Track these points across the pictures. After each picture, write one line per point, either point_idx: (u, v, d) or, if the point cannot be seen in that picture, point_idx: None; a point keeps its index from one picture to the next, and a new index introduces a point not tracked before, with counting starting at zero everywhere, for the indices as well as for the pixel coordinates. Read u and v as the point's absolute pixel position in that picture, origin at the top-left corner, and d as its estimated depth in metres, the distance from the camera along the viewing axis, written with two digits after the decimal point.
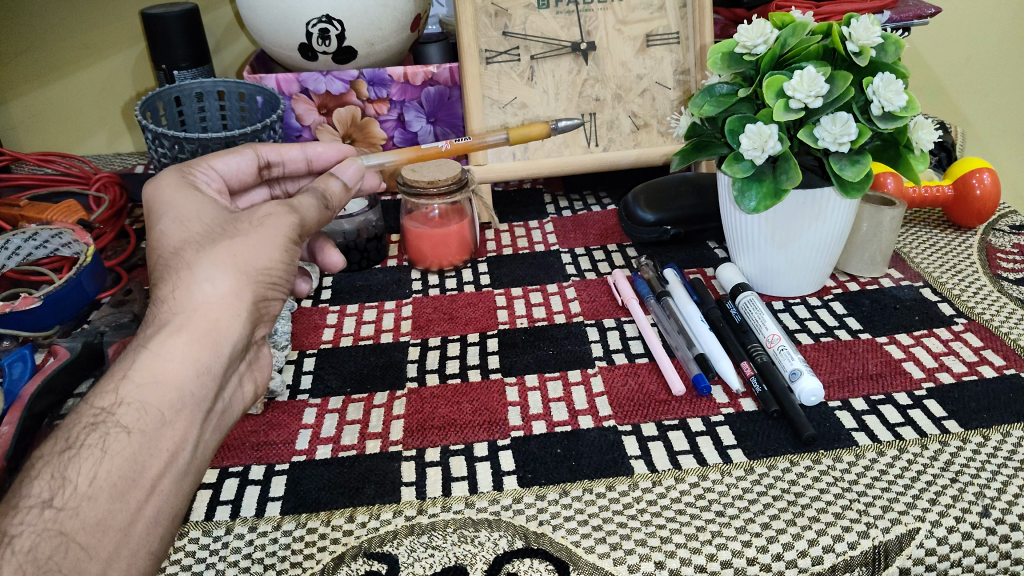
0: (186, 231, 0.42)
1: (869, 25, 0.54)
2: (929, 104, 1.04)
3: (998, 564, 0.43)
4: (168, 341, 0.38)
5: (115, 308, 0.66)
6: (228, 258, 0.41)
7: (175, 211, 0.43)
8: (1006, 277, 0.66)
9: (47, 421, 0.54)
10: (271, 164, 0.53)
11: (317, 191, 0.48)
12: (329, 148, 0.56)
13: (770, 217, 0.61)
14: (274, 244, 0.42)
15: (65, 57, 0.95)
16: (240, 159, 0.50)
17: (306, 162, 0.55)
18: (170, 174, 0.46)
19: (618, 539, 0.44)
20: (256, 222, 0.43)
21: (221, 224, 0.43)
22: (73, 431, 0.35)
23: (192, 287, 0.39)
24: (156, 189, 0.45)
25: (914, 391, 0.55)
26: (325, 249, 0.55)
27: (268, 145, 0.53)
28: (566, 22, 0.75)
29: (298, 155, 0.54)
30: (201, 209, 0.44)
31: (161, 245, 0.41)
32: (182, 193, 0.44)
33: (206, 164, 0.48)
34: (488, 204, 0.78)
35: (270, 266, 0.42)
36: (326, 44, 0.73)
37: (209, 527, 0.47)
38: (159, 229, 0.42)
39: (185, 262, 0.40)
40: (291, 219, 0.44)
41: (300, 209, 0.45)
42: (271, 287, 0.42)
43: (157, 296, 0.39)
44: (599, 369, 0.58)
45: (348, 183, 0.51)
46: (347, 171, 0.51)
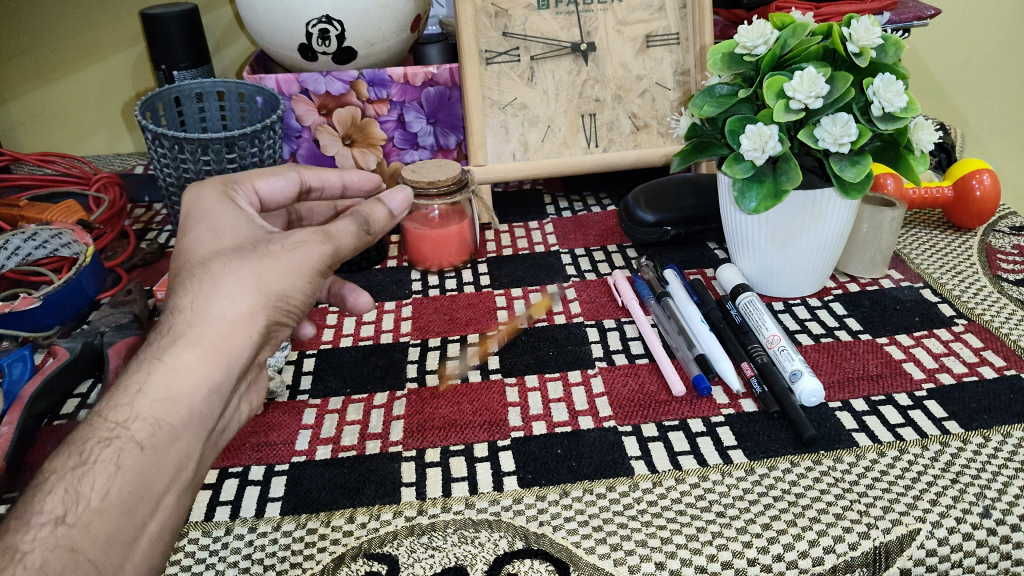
0: (218, 244, 0.42)
1: (870, 26, 0.54)
2: (929, 105, 1.04)
3: (998, 565, 0.43)
4: (182, 355, 0.38)
5: (115, 309, 0.64)
6: (251, 277, 0.40)
7: (210, 222, 0.43)
8: (1005, 278, 0.66)
9: (46, 421, 0.55)
10: (312, 188, 0.52)
11: (360, 214, 0.47)
12: (366, 177, 0.55)
13: (770, 218, 0.61)
14: (300, 272, 0.42)
15: (65, 57, 0.95)
16: (285, 180, 0.49)
17: (341, 188, 0.53)
18: (214, 186, 0.45)
19: (618, 541, 0.44)
20: (288, 245, 0.42)
21: (253, 241, 0.42)
22: (86, 445, 0.35)
23: (211, 302, 0.39)
24: (196, 198, 0.44)
25: (914, 392, 0.55)
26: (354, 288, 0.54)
27: (311, 168, 0.51)
28: (566, 23, 0.75)
29: (337, 179, 0.53)
30: (235, 221, 0.43)
31: (191, 255, 0.41)
32: (222, 205, 0.44)
33: (250, 183, 0.48)
34: (488, 205, 0.77)
35: (290, 291, 0.41)
36: (325, 45, 0.73)
37: (208, 528, 0.46)
38: (191, 236, 0.42)
39: (210, 276, 0.40)
40: (325, 246, 0.43)
41: (333, 233, 0.44)
42: (286, 313, 0.42)
43: (176, 305, 0.39)
44: (599, 370, 0.58)
45: (394, 211, 0.49)
46: (394, 198, 0.49)
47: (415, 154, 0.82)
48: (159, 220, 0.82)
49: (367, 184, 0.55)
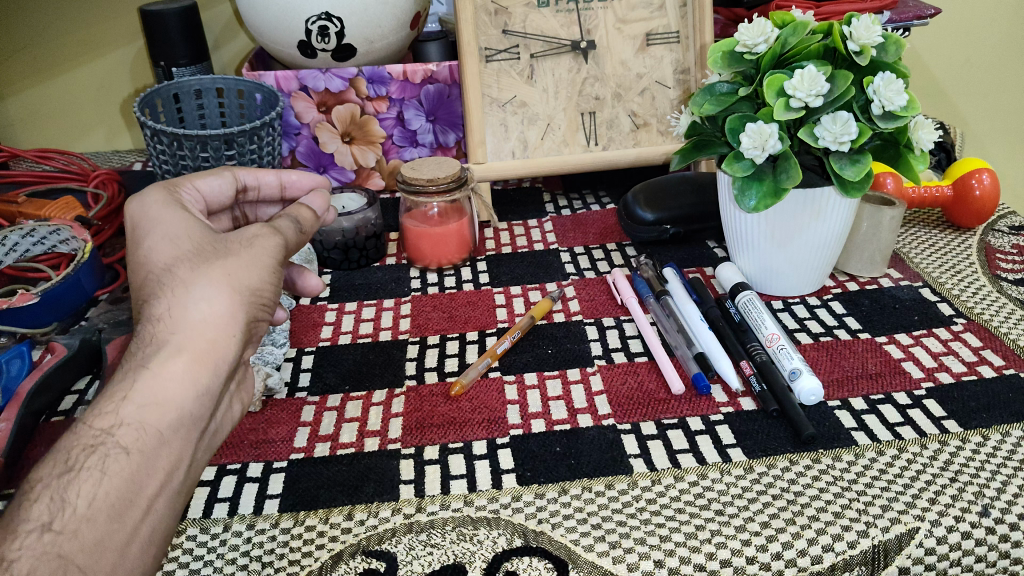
0: (178, 248, 0.41)
1: (870, 24, 0.54)
2: (929, 105, 1.04)
3: (997, 564, 0.43)
4: (169, 362, 0.38)
5: (112, 307, 0.66)
6: (224, 276, 0.41)
7: (162, 229, 0.42)
8: (1005, 277, 0.66)
9: (44, 417, 0.54)
10: (247, 189, 0.52)
11: (290, 214, 0.48)
12: (307, 177, 0.54)
13: (770, 216, 0.61)
14: (263, 265, 0.43)
15: (64, 52, 0.95)
16: (221, 181, 0.49)
17: (280, 188, 0.53)
18: (156, 190, 0.44)
19: (617, 538, 0.44)
20: (245, 241, 0.43)
21: (212, 242, 0.42)
22: (72, 453, 0.35)
23: (189, 306, 0.39)
24: (140, 205, 0.43)
25: (913, 391, 0.55)
26: (304, 275, 0.55)
27: (247, 168, 0.51)
28: (566, 21, 0.75)
29: (273, 180, 0.52)
30: (188, 225, 0.43)
31: (151, 264, 0.41)
32: (167, 209, 0.43)
33: (189, 183, 0.47)
34: (487, 203, 0.77)
35: (261, 286, 0.42)
36: (325, 42, 0.73)
37: (206, 525, 0.46)
38: (146, 246, 0.41)
39: (180, 280, 0.40)
40: (276, 237, 0.44)
41: (277, 227, 0.45)
42: (263, 307, 0.42)
43: (150, 315, 0.39)
44: (598, 368, 0.58)
45: (318, 210, 0.51)
46: (314, 199, 0.51)
47: (414, 151, 0.82)
48: None
49: (309, 186, 0.54)
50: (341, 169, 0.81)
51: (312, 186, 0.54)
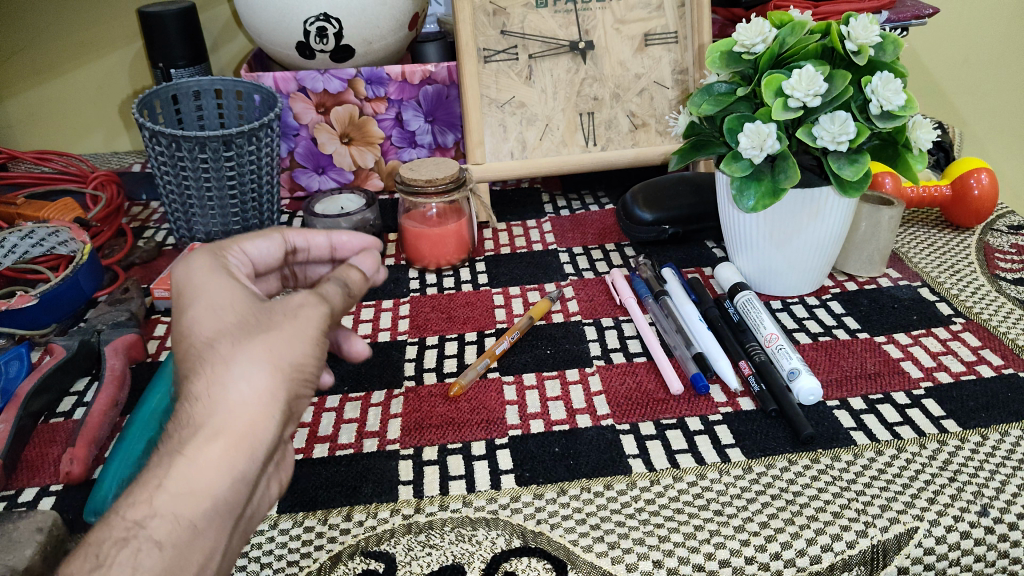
0: (220, 321, 0.37)
1: (868, 24, 0.54)
2: (927, 105, 1.04)
3: (997, 564, 0.43)
4: (204, 447, 0.34)
5: (111, 307, 0.63)
6: (265, 353, 0.36)
7: (206, 297, 0.38)
8: (1004, 277, 0.66)
9: (44, 418, 0.55)
10: (297, 251, 0.47)
11: (335, 274, 0.42)
12: (358, 237, 0.48)
13: (767, 217, 0.61)
14: (309, 339, 0.37)
15: (63, 53, 0.95)
16: (269, 243, 0.45)
17: (330, 250, 0.48)
18: (203, 254, 0.40)
19: (616, 539, 0.44)
20: (289, 312, 0.38)
21: (255, 312, 0.38)
22: (103, 547, 0.31)
23: (228, 386, 0.35)
24: (186, 270, 0.39)
25: (912, 391, 0.55)
26: (349, 342, 0.46)
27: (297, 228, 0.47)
28: (565, 21, 0.75)
29: (323, 241, 0.48)
30: (234, 293, 0.38)
31: (193, 337, 0.36)
32: (212, 274, 0.39)
33: (236, 246, 0.43)
34: (485, 203, 0.77)
35: (304, 359, 0.37)
36: (323, 43, 0.73)
37: None
38: (189, 316, 0.37)
39: (220, 356, 0.35)
40: (321, 305, 0.39)
41: (320, 292, 0.40)
42: (307, 382, 0.37)
43: (188, 393, 0.35)
44: (597, 368, 0.58)
45: (367, 272, 0.44)
46: (362, 259, 0.44)
47: (412, 152, 0.81)
48: (156, 220, 0.82)
49: (361, 246, 0.48)
50: (340, 170, 0.81)
51: (363, 246, 0.48)
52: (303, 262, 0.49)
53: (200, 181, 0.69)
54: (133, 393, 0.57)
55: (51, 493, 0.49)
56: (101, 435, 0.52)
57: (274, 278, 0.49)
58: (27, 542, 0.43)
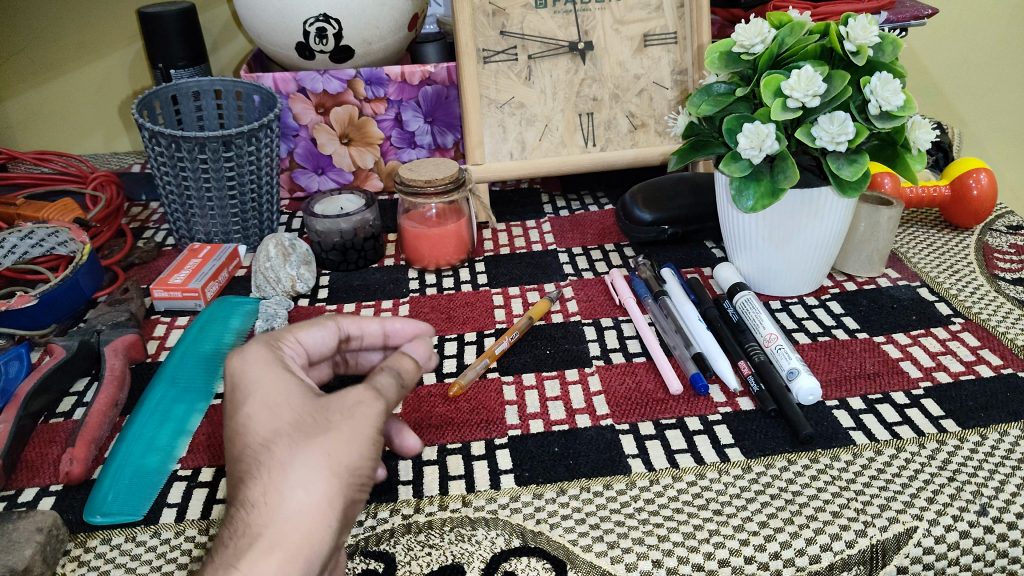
0: (277, 419, 0.36)
1: (867, 25, 0.54)
2: (926, 105, 1.04)
3: (995, 563, 0.43)
4: (261, 561, 0.33)
5: (110, 308, 0.63)
6: (321, 456, 0.35)
7: (263, 394, 0.37)
8: (1003, 277, 0.66)
9: (43, 418, 0.55)
10: (350, 339, 0.46)
11: (389, 364, 0.41)
12: (410, 324, 0.48)
13: (766, 217, 0.62)
14: (365, 440, 0.36)
15: (63, 54, 0.95)
16: (324, 331, 0.44)
17: (383, 337, 0.47)
18: (258, 346, 0.40)
19: (615, 539, 0.44)
20: (346, 410, 0.37)
21: (311, 410, 0.37)
22: None
23: (286, 494, 0.34)
24: (241, 363, 0.39)
25: (911, 391, 0.55)
26: (402, 435, 0.44)
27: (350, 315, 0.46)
28: (564, 22, 0.75)
29: (376, 328, 0.46)
30: (289, 389, 0.38)
31: (249, 436, 0.36)
32: (270, 370, 0.39)
33: (292, 335, 0.43)
34: (485, 204, 0.78)
35: (360, 463, 0.36)
36: (323, 43, 0.74)
37: (205, 526, 0.46)
38: (245, 412, 0.37)
39: (276, 459, 0.35)
40: (377, 402, 0.38)
41: (373, 385, 0.39)
42: (362, 486, 0.36)
43: (245, 499, 0.34)
44: (596, 368, 0.58)
45: (420, 359, 0.43)
46: (415, 347, 0.44)
47: (412, 153, 0.81)
48: (156, 220, 0.82)
49: (413, 333, 0.48)
50: (339, 171, 0.81)
51: (416, 333, 0.48)
52: (355, 349, 0.48)
53: (199, 181, 0.69)
54: (133, 393, 0.57)
55: (51, 493, 0.49)
56: (101, 435, 0.52)
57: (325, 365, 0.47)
58: (26, 543, 0.43)
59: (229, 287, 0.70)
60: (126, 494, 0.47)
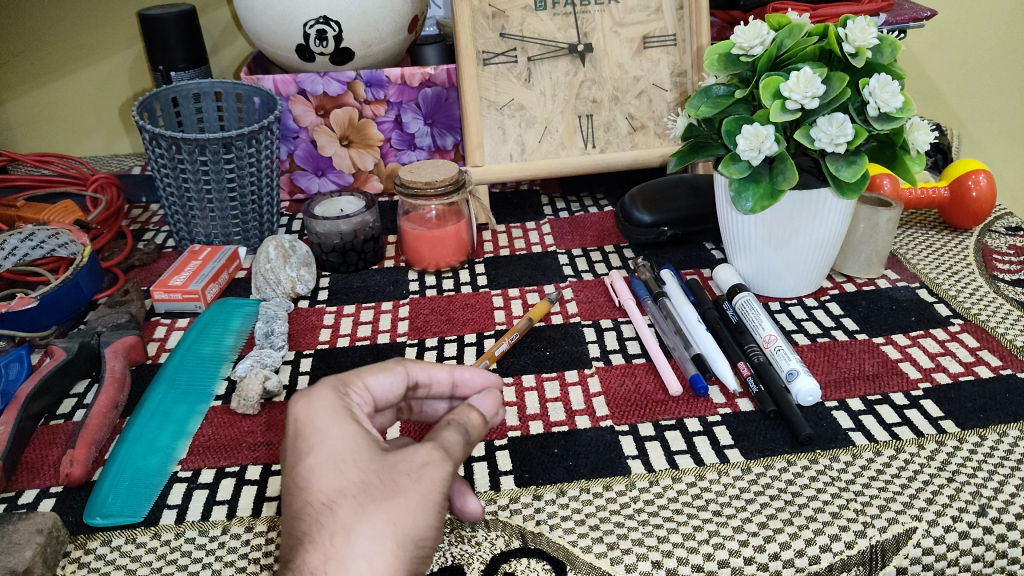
0: (341, 478, 0.35)
1: (865, 26, 0.54)
2: (925, 107, 1.04)
3: (994, 564, 0.44)
4: None
5: (111, 309, 0.63)
6: (387, 524, 0.34)
7: (328, 446, 0.36)
8: (1002, 278, 0.66)
9: (44, 420, 0.55)
10: (418, 386, 0.44)
11: (455, 418, 0.39)
12: (481, 374, 0.45)
13: (766, 219, 0.62)
14: (431, 508, 0.35)
15: (64, 57, 0.95)
16: (392, 378, 0.42)
17: (451, 386, 0.44)
18: (327, 392, 0.39)
19: (614, 539, 0.44)
20: (413, 473, 0.35)
21: (378, 469, 0.36)
22: None
23: (347, 564, 0.33)
24: (308, 409, 0.38)
25: (910, 391, 0.55)
26: (464, 498, 0.41)
27: (419, 361, 0.44)
28: (563, 24, 0.75)
29: (445, 376, 0.44)
30: (355, 443, 0.37)
31: (311, 491, 0.35)
32: (337, 420, 0.38)
33: (360, 381, 0.41)
34: (485, 206, 0.78)
35: (424, 532, 0.34)
36: (323, 45, 0.74)
37: (205, 527, 0.46)
38: (308, 465, 0.36)
39: (339, 524, 0.34)
40: (446, 465, 0.36)
41: (440, 442, 0.37)
42: (426, 557, 0.35)
43: (303, 565, 0.33)
44: (596, 369, 0.59)
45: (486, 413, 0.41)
46: (483, 398, 0.42)
47: (412, 155, 0.82)
48: (156, 222, 0.82)
49: (483, 385, 0.45)
50: (340, 173, 0.81)
51: (485, 385, 0.45)
52: (421, 398, 0.45)
53: (199, 183, 0.69)
54: (133, 395, 0.57)
55: (52, 495, 0.49)
56: (101, 436, 0.52)
57: (389, 414, 0.45)
58: (27, 544, 0.43)
59: (229, 289, 0.70)
60: (126, 496, 0.48)
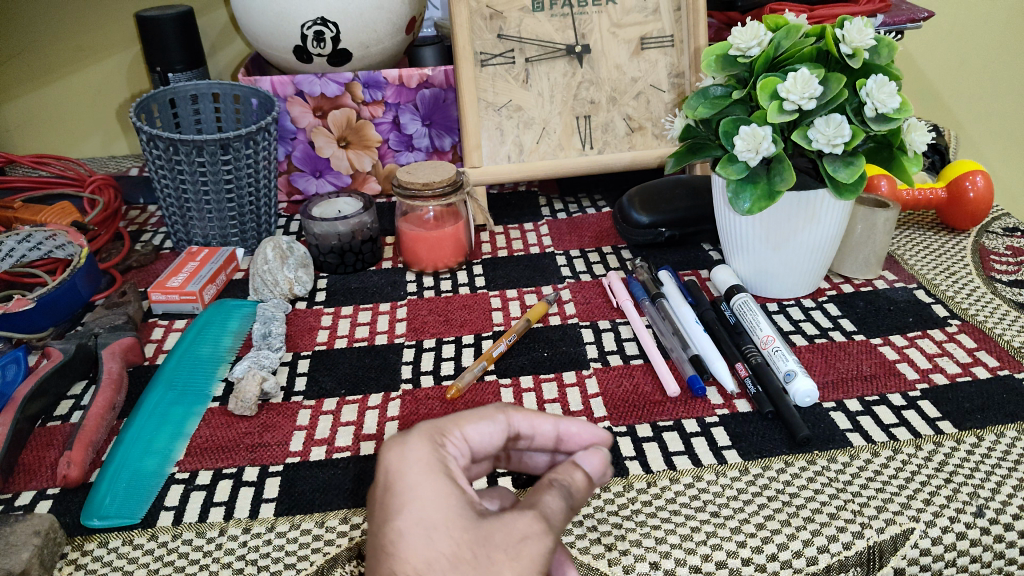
0: (432, 548, 0.30)
1: (862, 27, 0.54)
2: (923, 108, 1.04)
3: (992, 564, 0.44)
4: None
5: (108, 311, 0.63)
6: None
7: (420, 505, 0.31)
8: (999, 279, 0.66)
9: (41, 422, 0.55)
10: (519, 438, 0.38)
11: (558, 478, 0.34)
12: (588, 427, 0.39)
13: (763, 220, 0.62)
14: None
15: (61, 59, 0.95)
16: (493, 427, 0.37)
17: (555, 440, 0.39)
18: (422, 440, 0.34)
19: (613, 541, 0.44)
20: (512, 548, 0.30)
21: (472, 542, 0.30)
22: None
23: None
24: (400, 459, 0.33)
25: (908, 392, 0.55)
26: (563, 571, 0.38)
27: (522, 410, 0.38)
28: (561, 25, 0.75)
29: (550, 429, 0.38)
30: (450, 507, 0.31)
31: (397, 561, 0.30)
32: (431, 475, 0.32)
33: (457, 431, 0.35)
34: (482, 206, 0.78)
35: None
36: (321, 47, 0.74)
37: (202, 529, 0.46)
38: (396, 526, 0.31)
39: None
40: (548, 539, 0.31)
41: (541, 508, 0.32)
42: None
43: None
44: (594, 370, 0.59)
45: (592, 474, 0.36)
46: (590, 456, 0.36)
47: (410, 155, 0.81)
48: (154, 223, 0.82)
49: (591, 441, 0.39)
50: (337, 174, 0.81)
51: (593, 442, 0.39)
52: (521, 450, 0.39)
53: (197, 184, 0.69)
54: (131, 396, 0.57)
55: (48, 496, 0.49)
56: (99, 438, 0.52)
57: (485, 465, 0.39)
58: (24, 545, 0.43)
59: (227, 290, 0.70)
60: (124, 497, 0.48)
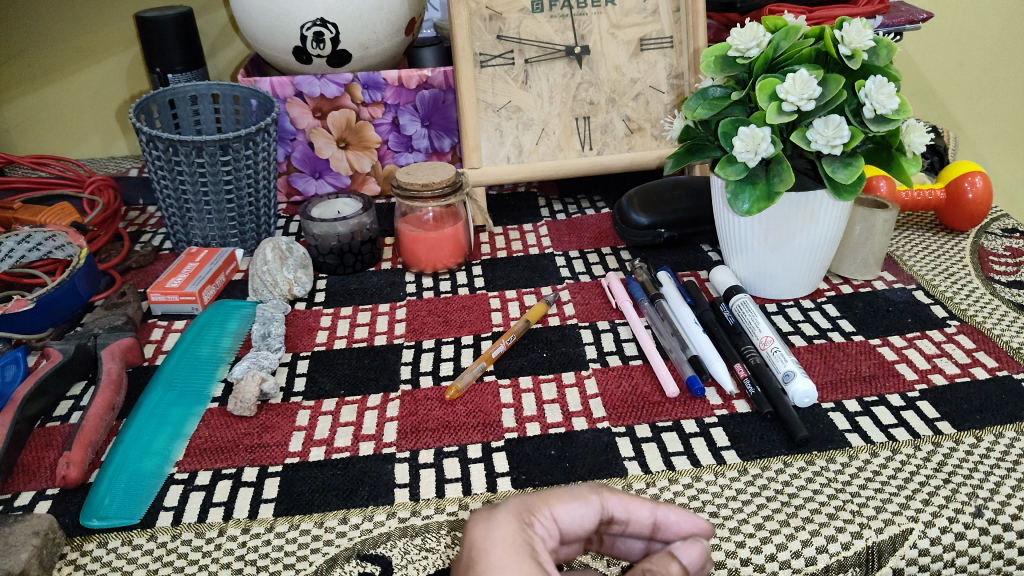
0: None
1: (862, 28, 0.54)
2: (921, 109, 1.04)
3: (992, 564, 0.43)
4: None
5: (108, 311, 0.63)
6: None
7: None
8: (997, 280, 0.66)
9: (40, 422, 0.55)
10: (612, 522, 0.37)
11: (652, 568, 0.33)
12: (690, 519, 0.38)
13: (762, 220, 0.62)
14: None
15: (61, 59, 0.95)
16: (585, 509, 0.36)
17: (652, 527, 0.38)
18: (510, 519, 0.34)
19: None
20: None
21: None
22: None
23: None
24: (486, 537, 0.33)
25: (906, 393, 0.55)
26: None
27: (619, 493, 0.38)
28: (561, 26, 0.76)
29: (647, 515, 0.38)
30: None
31: None
32: (516, 553, 0.33)
33: (546, 511, 0.36)
34: (481, 207, 0.78)
35: None
36: (320, 47, 0.74)
37: (201, 529, 0.46)
38: None
39: None
40: None
41: None
42: None
43: None
44: (593, 371, 0.59)
45: (689, 567, 0.35)
46: (687, 548, 0.35)
47: (409, 156, 0.81)
48: (153, 224, 0.82)
49: (689, 531, 0.38)
50: (336, 174, 0.81)
51: (692, 532, 0.38)
52: (615, 534, 0.38)
53: (197, 185, 0.69)
54: (129, 396, 0.57)
55: (47, 496, 0.49)
56: (97, 438, 0.52)
57: (577, 547, 0.38)
58: (23, 546, 0.42)
59: (226, 291, 0.70)
60: (123, 497, 0.48)
